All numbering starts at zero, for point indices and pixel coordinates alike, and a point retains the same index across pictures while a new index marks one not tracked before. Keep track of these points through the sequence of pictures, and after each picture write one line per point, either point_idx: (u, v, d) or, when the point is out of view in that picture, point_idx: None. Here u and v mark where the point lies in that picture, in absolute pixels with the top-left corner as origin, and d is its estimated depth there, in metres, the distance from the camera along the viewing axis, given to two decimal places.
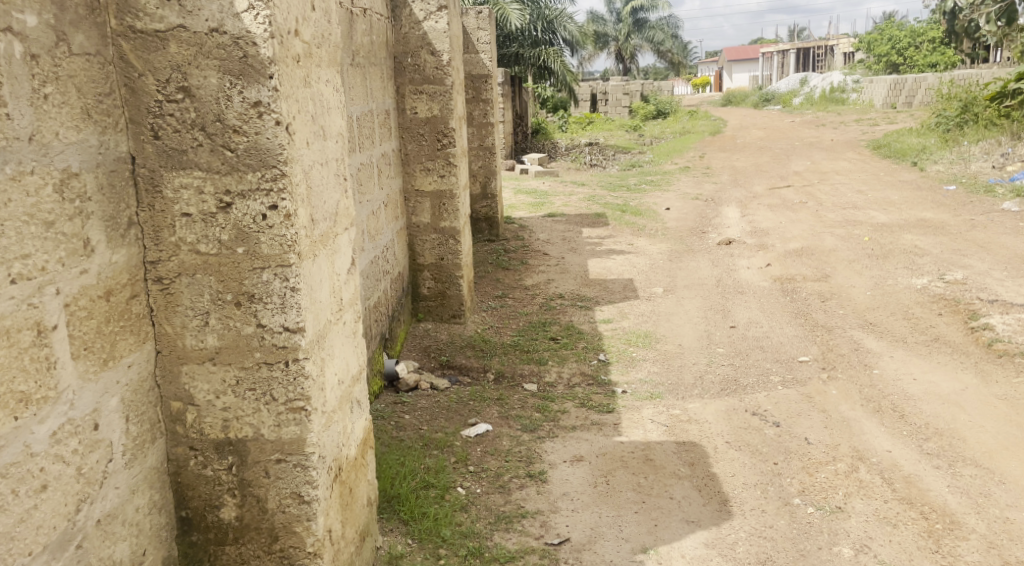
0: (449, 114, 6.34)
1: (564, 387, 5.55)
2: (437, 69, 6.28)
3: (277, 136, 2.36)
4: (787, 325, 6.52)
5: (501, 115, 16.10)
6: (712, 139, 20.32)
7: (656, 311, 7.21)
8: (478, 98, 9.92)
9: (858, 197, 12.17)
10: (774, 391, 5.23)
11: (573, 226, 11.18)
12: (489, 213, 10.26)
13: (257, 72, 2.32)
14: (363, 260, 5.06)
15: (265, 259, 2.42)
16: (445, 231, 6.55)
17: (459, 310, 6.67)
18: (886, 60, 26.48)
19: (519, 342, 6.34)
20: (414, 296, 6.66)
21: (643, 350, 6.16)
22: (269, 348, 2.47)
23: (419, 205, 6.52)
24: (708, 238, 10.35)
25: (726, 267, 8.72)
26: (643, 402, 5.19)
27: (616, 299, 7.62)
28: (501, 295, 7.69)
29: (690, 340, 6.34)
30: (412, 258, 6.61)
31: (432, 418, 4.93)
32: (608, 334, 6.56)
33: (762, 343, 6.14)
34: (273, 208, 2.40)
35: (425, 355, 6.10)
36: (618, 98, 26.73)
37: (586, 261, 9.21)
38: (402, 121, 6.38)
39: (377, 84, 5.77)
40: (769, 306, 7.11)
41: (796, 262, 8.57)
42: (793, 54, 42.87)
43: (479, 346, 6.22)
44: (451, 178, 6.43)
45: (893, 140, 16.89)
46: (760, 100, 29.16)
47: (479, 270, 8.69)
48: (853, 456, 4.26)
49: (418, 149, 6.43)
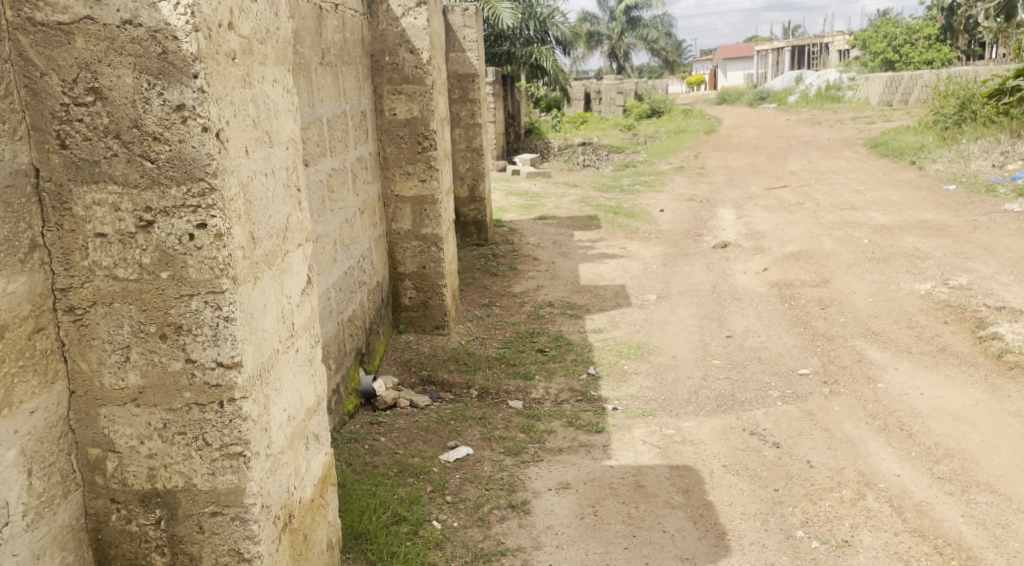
0: (430, 115, 6.03)
1: (551, 403, 5.24)
2: (417, 68, 5.97)
3: (204, 143, 2.05)
4: (786, 334, 6.22)
5: (492, 116, 15.80)
6: (708, 138, 20.03)
7: (649, 319, 6.90)
8: (465, 98, 9.63)
9: (855, 198, 11.89)
10: (774, 407, 4.92)
11: (565, 229, 10.88)
12: (477, 217, 9.96)
13: (180, 70, 2.01)
14: (332, 273, 4.76)
15: (193, 285, 2.12)
16: (427, 239, 6.24)
17: (442, 321, 6.37)
18: (881, 57, 26.22)
19: (505, 355, 6.03)
20: (394, 306, 6.35)
21: (635, 363, 5.86)
22: (200, 387, 2.16)
23: (400, 210, 6.21)
24: (703, 241, 10.05)
25: (722, 272, 8.43)
26: (634, 420, 4.89)
27: (608, 307, 7.32)
28: (488, 303, 7.39)
29: (684, 351, 6.04)
30: (392, 267, 6.29)
31: (409, 441, 4.63)
32: (598, 345, 6.26)
33: (760, 354, 5.83)
34: (201, 227, 2.09)
35: (406, 369, 5.79)
36: (612, 97, 26.45)
37: (577, 267, 8.91)
38: (381, 123, 6.07)
39: (352, 84, 5.48)
40: (766, 313, 6.81)
41: (794, 266, 8.27)
42: (787, 52, 42.60)
43: (462, 359, 5.92)
44: (432, 183, 6.12)
45: (891, 138, 16.60)
46: (755, 99, 28.89)
47: (466, 276, 8.38)
48: (859, 481, 3.96)
49: (397, 152, 6.11)
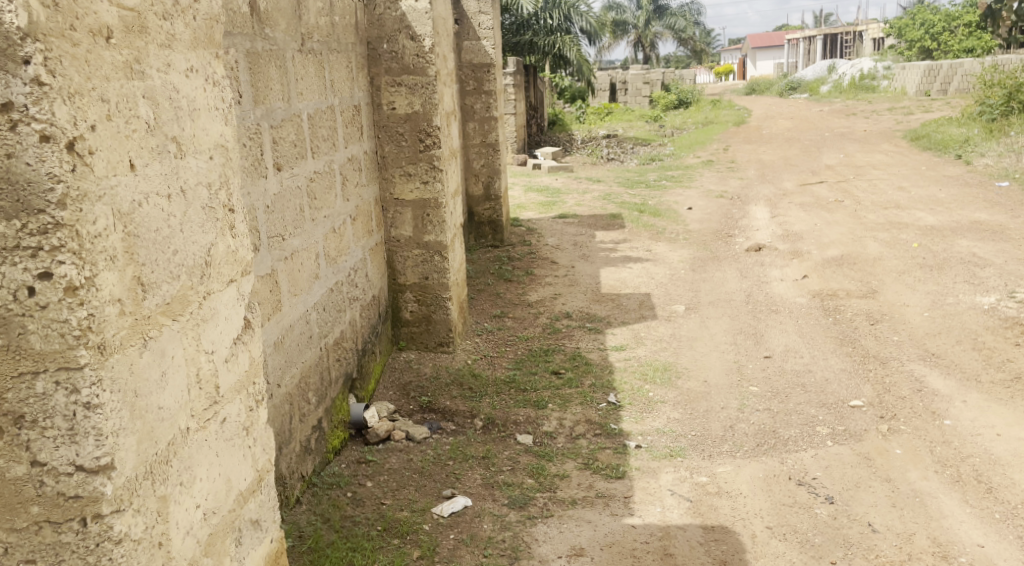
0: (433, 110, 5.40)
1: (565, 439, 4.59)
2: (418, 57, 5.34)
3: (43, 159, 1.49)
4: (833, 356, 5.54)
5: (511, 108, 15.15)
6: (738, 130, 19.25)
7: (677, 335, 6.23)
8: (480, 90, 9.00)
9: (899, 195, 11.12)
10: (824, 449, 4.24)
11: (586, 229, 10.22)
12: (493, 216, 9.27)
13: (3, 53, 1.44)
14: (313, 292, 4.13)
15: (37, 359, 1.54)
16: (430, 247, 5.61)
17: (446, 337, 5.74)
18: (920, 45, 25.23)
19: (514, 378, 5.39)
20: (394, 321, 5.72)
21: (661, 389, 5.19)
22: (53, 499, 1.58)
23: (399, 215, 5.57)
24: (736, 243, 9.34)
25: (757, 279, 7.74)
26: (659, 463, 4.23)
27: (630, 320, 6.65)
28: (499, 314, 6.78)
29: (717, 375, 5.38)
30: (391, 278, 5.66)
31: (398, 487, 4.01)
32: (620, 367, 5.59)
33: (803, 382, 5.15)
34: (45, 277, 1.51)
35: (404, 395, 5.18)
36: (638, 87, 25.73)
37: (599, 271, 8.25)
38: (378, 118, 5.44)
39: (343, 74, 4.84)
40: (808, 330, 6.12)
41: (836, 273, 7.58)
42: (819, 40, 41.47)
43: (467, 384, 5.29)
44: (436, 185, 5.50)
45: (933, 129, 15.73)
46: (786, 89, 27.98)
47: (478, 284, 7.74)
48: (933, 553, 3.29)
49: (397, 150, 5.47)
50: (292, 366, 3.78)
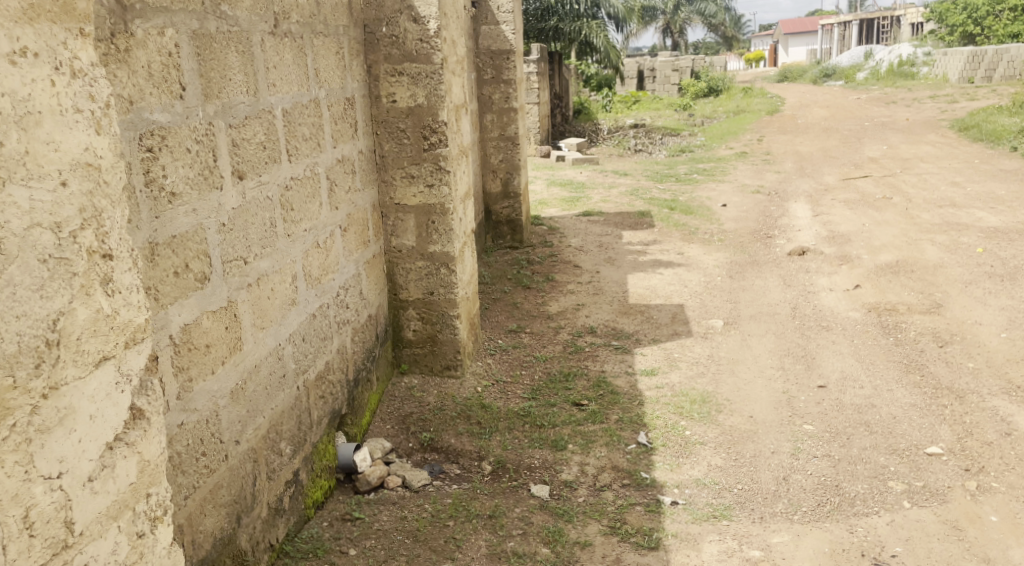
0: (439, 103, 4.73)
1: (588, 491, 3.92)
2: (422, 42, 4.65)
3: None
4: (900, 390, 4.87)
5: (535, 97, 14.44)
6: (772, 119, 18.42)
7: (715, 356, 5.57)
8: (498, 79, 8.34)
9: (952, 191, 10.48)
10: (900, 514, 3.59)
11: (612, 228, 9.54)
12: (511, 215, 8.58)
13: None
14: (289, 320, 3.44)
15: None
16: (436, 258, 4.93)
17: (454, 360, 5.06)
18: (960, 31, 23.95)
19: (530, 411, 4.70)
20: (395, 342, 5.05)
21: (700, 427, 4.52)
22: None
23: (401, 222, 4.88)
24: (775, 246, 8.62)
25: (802, 288, 7.12)
26: (701, 528, 3.57)
27: (662, 338, 5.97)
28: (515, 329, 6.12)
29: (764, 409, 4.72)
30: (392, 293, 4.99)
31: (387, 559, 3.34)
32: (652, 397, 4.91)
33: (867, 421, 4.49)
34: None
35: (403, 430, 4.51)
36: (667, 74, 24.93)
37: (626, 277, 7.58)
38: (376, 112, 4.75)
39: (333, 61, 4.14)
40: (867, 355, 5.46)
41: (893, 284, 6.99)
42: (854, 26, 40.17)
43: (476, 417, 4.62)
44: (442, 189, 4.83)
45: (982, 118, 14.89)
46: (820, 76, 27.04)
47: (493, 292, 7.07)
48: None
49: (398, 149, 4.79)
50: (257, 416, 3.09)
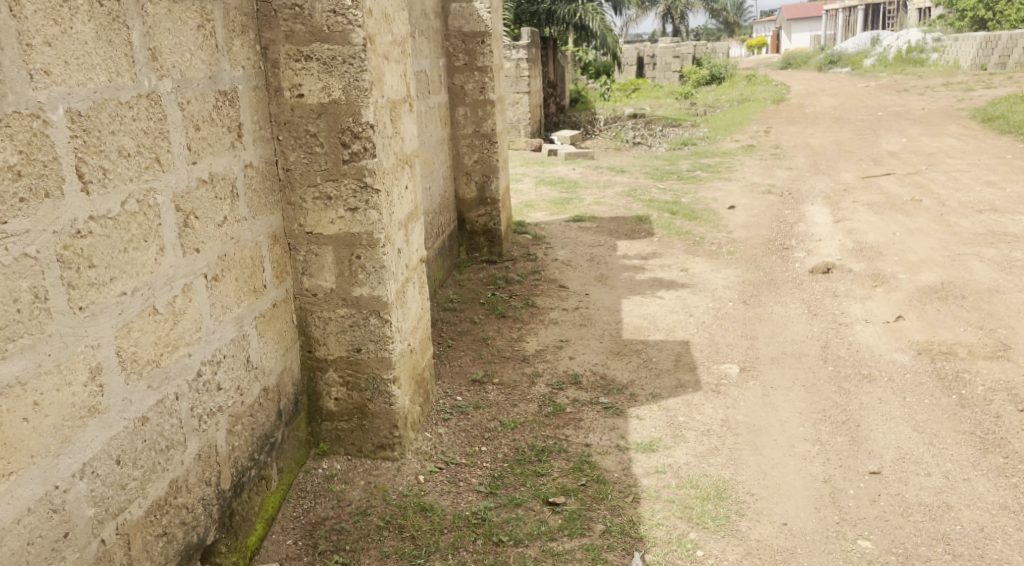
0: (361, 98, 3.47)
1: None
2: (337, 15, 3.39)
3: None
4: (980, 481, 3.67)
5: (524, 86, 13.18)
6: (779, 109, 17.11)
7: (733, 420, 4.35)
8: (471, 65, 7.03)
9: (988, 193, 9.24)
10: None
11: (606, 236, 8.28)
12: (488, 224, 7.37)
13: None
14: (81, 444, 2.22)
15: None
16: (362, 305, 3.66)
17: (390, 438, 3.78)
18: (972, 15, 22.70)
19: (486, 516, 3.47)
20: (311, 413, 3.80)
21: (715, 541, 3.32)
22: None
23: (317, 256, 3.63)
24: (794, 260, 7.37)
25: (830, 317, 5.91)
26: None
27: (664, 393, 4.72)
28: (481, 379, 4.87)
29: (802, 510, 3.51)
30: (305, 350, 3.73)
31: None
32: (653, 488, 3.69)
33: (947, 535, 3.30)
34: None
35: (309, 548, 3.27)
36: (668, 61, 23.57)
37: (620, 302, 6.34)
38: (277, 108, 3.49)
39: (198, 38, 2.86)
40: (925, 421, 4.25)
41: (940, 314, 5.77)
42: (859, 11, 38.70)
43: (412, 530, 3.38)
44: (368, 212, 3.57)
45: (1007, 108, 13.62)
46: (824, 61, 25.68)
47: (460, 323, 5.83)
48: None
49: (308, 160, 3.54)
50: None
